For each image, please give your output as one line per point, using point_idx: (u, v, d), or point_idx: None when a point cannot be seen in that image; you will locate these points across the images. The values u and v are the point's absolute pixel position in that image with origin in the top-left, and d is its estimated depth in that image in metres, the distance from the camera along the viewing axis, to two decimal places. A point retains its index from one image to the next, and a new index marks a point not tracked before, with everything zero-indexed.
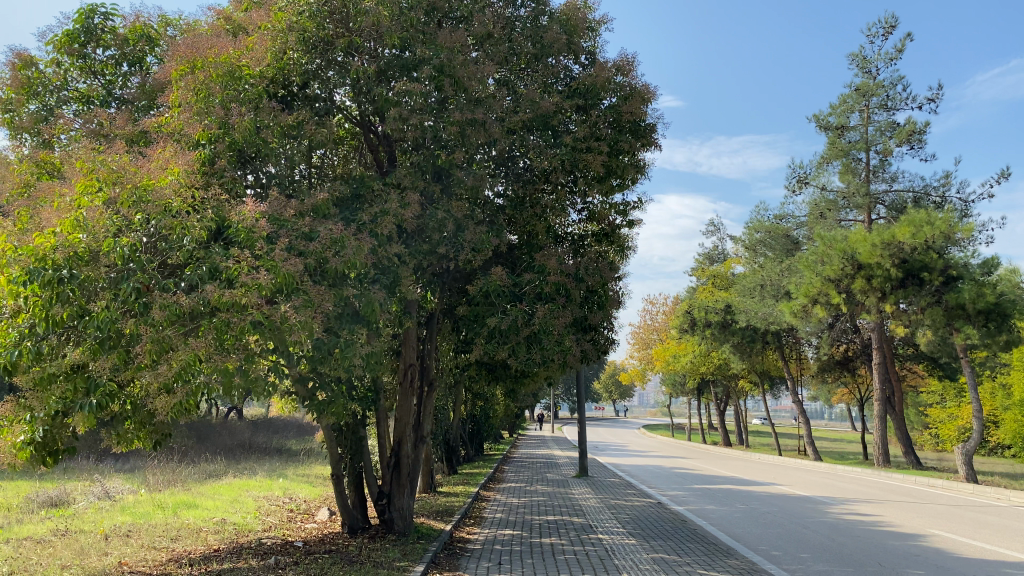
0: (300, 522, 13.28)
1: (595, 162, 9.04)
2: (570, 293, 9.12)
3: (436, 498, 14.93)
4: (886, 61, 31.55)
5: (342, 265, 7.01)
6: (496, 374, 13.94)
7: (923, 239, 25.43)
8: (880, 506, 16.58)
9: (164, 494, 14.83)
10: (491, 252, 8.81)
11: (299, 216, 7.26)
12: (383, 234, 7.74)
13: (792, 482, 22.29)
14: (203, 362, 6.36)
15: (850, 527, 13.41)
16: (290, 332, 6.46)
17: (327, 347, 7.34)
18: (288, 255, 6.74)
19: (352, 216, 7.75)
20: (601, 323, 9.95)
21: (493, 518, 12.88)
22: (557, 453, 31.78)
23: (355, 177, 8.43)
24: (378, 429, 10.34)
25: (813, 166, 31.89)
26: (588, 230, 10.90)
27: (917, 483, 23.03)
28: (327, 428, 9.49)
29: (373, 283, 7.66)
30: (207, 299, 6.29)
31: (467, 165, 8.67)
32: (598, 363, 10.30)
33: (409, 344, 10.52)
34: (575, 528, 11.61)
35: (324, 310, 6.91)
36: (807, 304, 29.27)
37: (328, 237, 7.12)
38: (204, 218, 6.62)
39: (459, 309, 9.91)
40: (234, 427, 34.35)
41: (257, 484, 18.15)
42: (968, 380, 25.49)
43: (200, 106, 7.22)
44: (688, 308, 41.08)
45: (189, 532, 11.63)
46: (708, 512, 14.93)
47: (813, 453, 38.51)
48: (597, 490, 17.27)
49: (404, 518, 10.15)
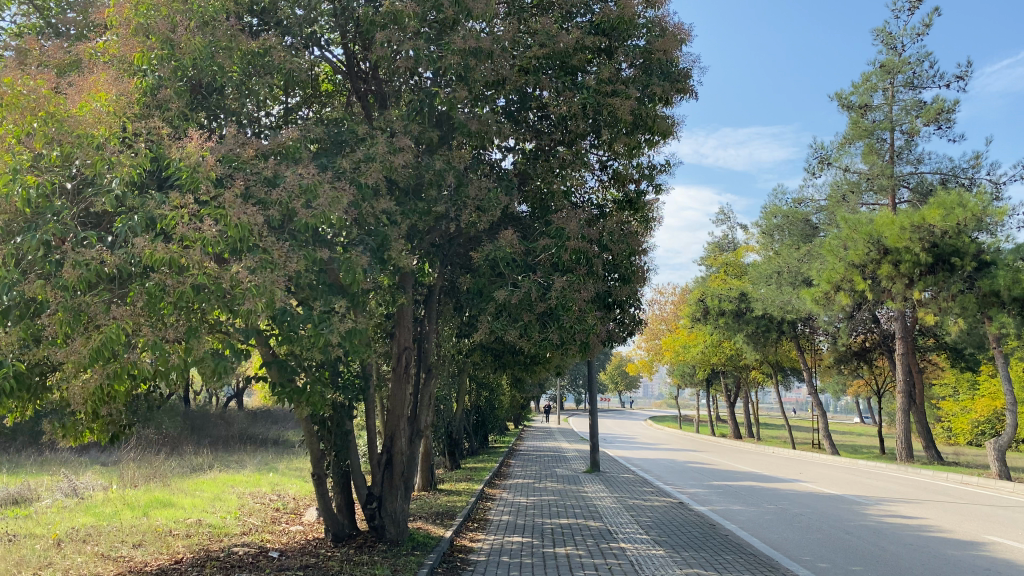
0: (284, 524, 11.93)
1: (624, 110, 7.65)
2: (593, 263, 7.76)
3: (436, 497, 13.58)
4: (912, 36, 30.01)
5: (314, 218, 5.64)
6: (502, 361, 12.61)
7: (955, 222, 23.87)
8: (921, 508, 15.22)
9: (136, 492, 13.49)
10: (499, 212, 7.41)
11: (262, 158, 5.90)
12: (368, 185, 6.39)
13: (817, 478, 20.89)
14: (133, 338, 5.02)
15: (898, 535, 12.03)
16: (243, 300, 5.13)
17: (298, 322, 5.95)
18: (243, 202, 5.39)
19: (329, 163, 6.38)
20: (627, 301, 8.54)
21: (499, 521, 11.53)
22: (565, 446, 30.47)
23: (336, 122, 7.05)
24: (368, 421, 8.98)
25: (835, 147, 30.39)
26: (609, 198, 9.53)
27: (949, 479, 21.67)
28: (306, 420, 8.12)
29: (356, 244, 6.32)
30: (139, 256, 4.97)
31: (469, 109, 7.30)
32: (622, 348, 8.90)
33: (403, 323, 9.15)
34: (592, 535, 10.25)
35: (289, 275, 5.55)
36: (829, 290, 27.83)
37: (297, 182, 5.74)
38: (136, 154, 5.26)
39: (461, 282, 8.57)
40: (228, 417, 32.94)
41: (244, 479, 16.81)
42: (1002, 371, 24.06)
43: (139, 22, 5.86)
44: (701, 296, 39.67)
45: (155, 536, 10.30)
46: (735, 514, 13.60)
47: (829, 446, 37.18)
48: (612, 488, 15.90)
49: (396, 524, 8.83)
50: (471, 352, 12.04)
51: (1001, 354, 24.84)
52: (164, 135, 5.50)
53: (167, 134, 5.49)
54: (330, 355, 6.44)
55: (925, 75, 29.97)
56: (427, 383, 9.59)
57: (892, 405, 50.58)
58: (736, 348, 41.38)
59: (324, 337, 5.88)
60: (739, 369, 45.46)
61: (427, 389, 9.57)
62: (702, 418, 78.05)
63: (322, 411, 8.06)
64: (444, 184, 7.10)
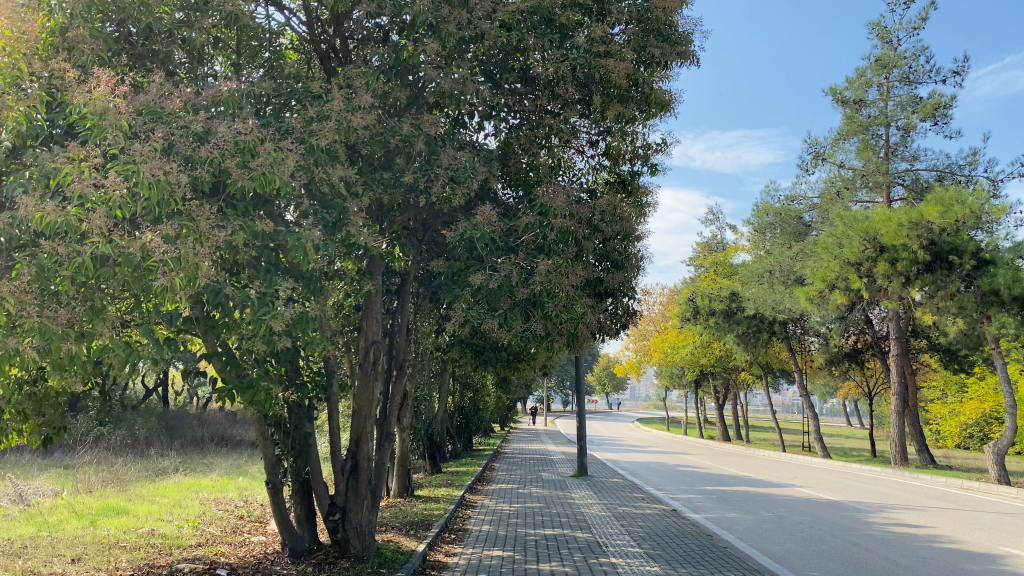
0: (246, 534, 11.00)
1: (619, 73, 6.80)
2: (581, 245, 6.91)
3: (412, 505, 12.65)
4: (908, 30, 29.36)
5: (252, 181, 4.76)
6: (483, 357, 11.77)
7: (953, 219, 23.16)
8: (925, 515, 14.44)
9: (88, 499, 12.48)
10: (477, 185, 6.55)
11: (193, 112, 5.01)
12: (322, 148, 5.53)
13: (814, 484, 20.08)
14: (18, 319, 4.14)
15: (908, 546, 11.22)
16: (156, 276, 4.21)
17: (235, 306, 5.04)
18: (164, 159, 4.50)
19: (276, 122, 5.52)
20: (620, 289, 7.67)
21: (478, 531, 10.64)
22: (552, 449, 29.56)
23: (290, 81, 6.19)
24: (331, 422, 8.06)
25: (829, 142, 29.69)
26: (599, 178, 8.73)
27: (949, 485, 20.90)
28: (258, 420, 7.21)
29: (307, 217, 5.43)
30: (28, 220, 4.10)
31: (443, 67, 6.43)
32: (614, 342, 8.03)
33: (371, 314, 8.23)
34: (579, 548, 9.37)
35: (218, 248, 4.63)
36: (824, 289, 27.07)
37: (232, 138, 4.84)
38: (28, 97, 4.48)
39: (435, 266, 7.70)
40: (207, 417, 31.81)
41: (211, 484, 15.82)
42: (1000, 373, 23.34)
43: None
44: (690, 296, 38.88)
45: (99, 548, 9.36)
46: (731, 522, 12.79)
47: (821, 448, 36.45)
48: (600, 494, 15.03)
49: (361, 538, 7.92)
50: (450, 348, 11.19)
51: (1000, 355, 24.13)
52: (73, 80, 4.63)
53: (74, 77, 4.64)
54: (276, 346, 5.55)
55: (922, 70, 29.33)
56: (399, 381, 8.69)
57: (882, 407, 49.98)
58: (726, 349, 40.64)
59: (264, 325, 5.02)
60: (727, 371, 44.74)
61: (399, 386, 8.66)
62: (690, 420, 77.27)
63: (275, 410, 7.17)
64: (413, 152, 6.23)
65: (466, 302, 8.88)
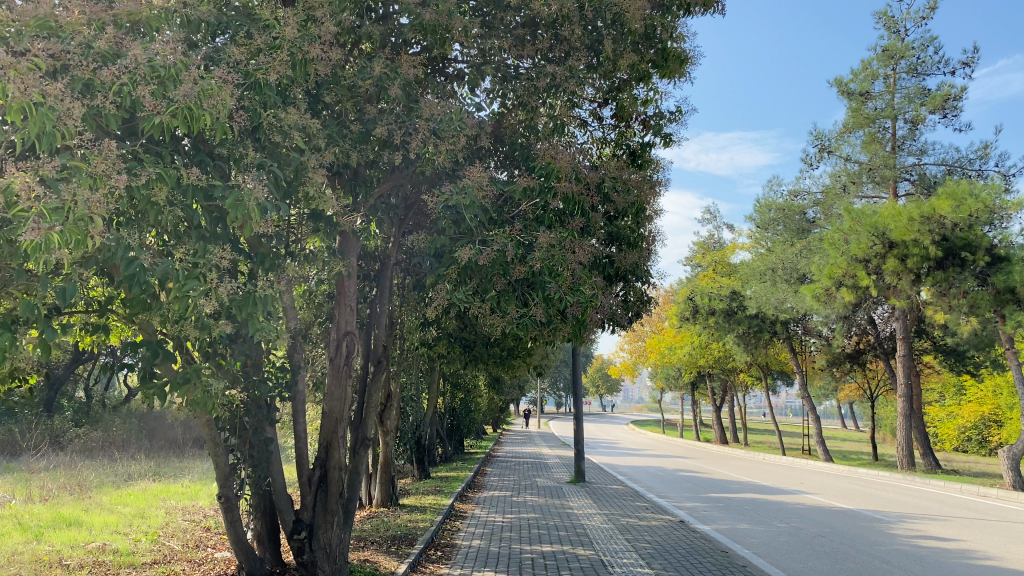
0: (209, 549, 9.90)
1: (635, 13, 5.87)
2: (590, 217, 5.89)
3: (396, 516, 11.55)
4: (917, 20, 28.35)
5: (171, 117, 3.75)
6: (474, 354, 10.70)
7: (966, 214, 22.14)
8: (950, 526, 13.41)
9: (39, 510, 11.33)
10: (466, 143, 5.52)
11: (102, 31, 3.99)
12: (272, 86, 4.54)
13: (823, 490, 19.03)
14: None
15: (942, 564, 10.18)
16: (24, 228, 3.14)
17: (153, 278, 3.99)
18: (47, 79, 3.45)
19: (216, 54, 4.50)
20: (632, 272, 6.61)
21: (468, 547, 9.54)
22: (547, 452, 28.45)
23: (237, 11, 5.17)
24: (296, 426, 6.97)
25: (834, 135, 28.67)
26: (605, 150, 7.74)
27: (965, 491, 19.85)
28: (206, 423, 6.13)
29: (252, 170, 4.41)
30: None
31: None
32: (624, 333, 6.96)
33: (344, 301, 7.15)
34: (582, 569, 8.28)
35: (120, 197, 3.57)
36: (830, 287, 26.04)
37: (146, 59, 3.80)
38: None
39: (417, 242, 6.65)
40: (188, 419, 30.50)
41: (181, 490, 14.67)
42: (1016, 375, 22.33)
43: None
44: (689, 295, 37.83)
45: (37, 568, 8.26)
46: (743, 535, 11.78)
47: (823, 452, 35.39)
48: (601, 502, 13.97)
49: (331, 560, 6.83)
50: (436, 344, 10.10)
51: (1015, 356, 23.10)
52: None
53: None
54: (214, 332, 4.49)
55: (930, 61, 28.34)
56: (377, 379, 7.59)
57: (883, 410, 49.01)
58: (725, 350, 39.60)
59: (193, 306, 4.06)
60: (725, 372, 43.72)
61: (377, 384, 7.58)
62: (686, 422, 76.11)
63: (226, 410, 6.11)
64: (387, 100, 5.21)
65: (455, 289, 7.79)
